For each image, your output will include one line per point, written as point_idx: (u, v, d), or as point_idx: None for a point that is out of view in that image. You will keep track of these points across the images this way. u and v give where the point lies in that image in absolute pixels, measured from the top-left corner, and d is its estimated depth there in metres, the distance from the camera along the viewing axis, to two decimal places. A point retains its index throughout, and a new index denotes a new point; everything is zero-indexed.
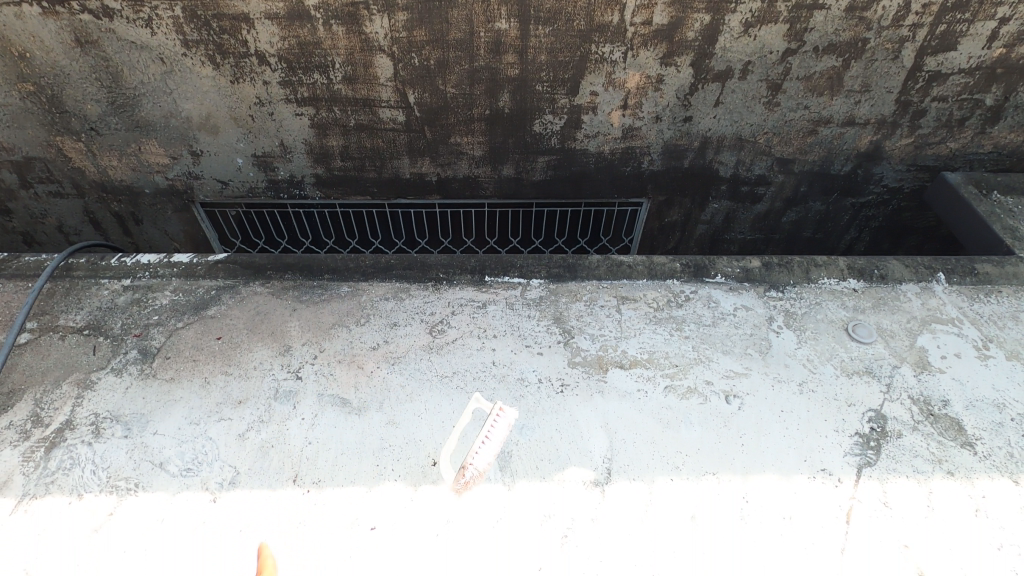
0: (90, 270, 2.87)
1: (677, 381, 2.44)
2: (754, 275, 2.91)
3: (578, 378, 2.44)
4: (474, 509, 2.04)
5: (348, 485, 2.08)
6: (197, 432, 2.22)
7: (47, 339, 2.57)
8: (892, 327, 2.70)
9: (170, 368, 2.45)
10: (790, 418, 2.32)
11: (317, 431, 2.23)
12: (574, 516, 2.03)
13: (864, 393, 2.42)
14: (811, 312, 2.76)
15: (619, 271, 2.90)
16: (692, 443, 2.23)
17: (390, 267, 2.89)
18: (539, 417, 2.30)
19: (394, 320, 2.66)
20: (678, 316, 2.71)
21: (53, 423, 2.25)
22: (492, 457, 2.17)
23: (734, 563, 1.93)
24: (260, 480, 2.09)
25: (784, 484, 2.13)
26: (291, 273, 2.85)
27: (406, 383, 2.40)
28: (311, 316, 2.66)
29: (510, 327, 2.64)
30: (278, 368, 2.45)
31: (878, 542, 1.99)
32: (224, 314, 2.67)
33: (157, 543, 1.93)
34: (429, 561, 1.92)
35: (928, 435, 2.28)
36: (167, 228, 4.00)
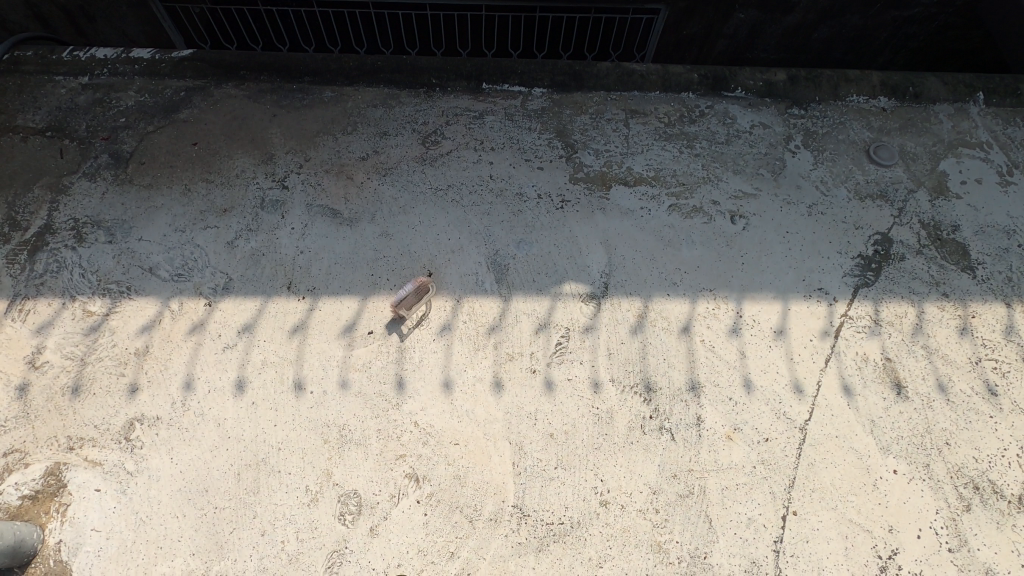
0: (41, 66, 2.57)
1: (682, 200, 2.33)
2: (777, 90, 2.64)
3: (580, 195, 2.32)
4: (470, 315, 2.03)
5: (342, 292, 2.06)
6: (185, 240, 2.15)
7: (9, 140, 2.38)
8: (916, 150, 2.52)
9: (147, 174, 2.31)
10: (795, 239, 2.26)
11: (308, 241, 2.16)
12: (569, 325, 2.03)
13: (873, 216, 2.33)
14: (833, 133, 2.56)
15: (629, 82, 2.62)
16: (691, 260, 2.19)
17: (376, 71, 2.60)
18: (537, 233, 2.23)
19: (384, 129, 2.47)
20: (690, 133, 2.52)
21: (31, 226, 2.16)
22: (488, 269, 2.13)
23: (721, 370, 1.97)
24: (253, 286, 2.06)
25: (780, 301, 2.12)
26: (267, 74, 2.57)
27: (399, 196, 2.29)
28: (293, 124, 2.46)
29: (509, 140, 2.46)
30: (262, 178, 2.31)
31: (864, 353, 2.02)
32: (197, 119, 2.46)
33: (156, 341, 1.94)
34: (429, 360, 1.94)
35: (931, 259, 2.23)
36: (123, 26, 3.45)
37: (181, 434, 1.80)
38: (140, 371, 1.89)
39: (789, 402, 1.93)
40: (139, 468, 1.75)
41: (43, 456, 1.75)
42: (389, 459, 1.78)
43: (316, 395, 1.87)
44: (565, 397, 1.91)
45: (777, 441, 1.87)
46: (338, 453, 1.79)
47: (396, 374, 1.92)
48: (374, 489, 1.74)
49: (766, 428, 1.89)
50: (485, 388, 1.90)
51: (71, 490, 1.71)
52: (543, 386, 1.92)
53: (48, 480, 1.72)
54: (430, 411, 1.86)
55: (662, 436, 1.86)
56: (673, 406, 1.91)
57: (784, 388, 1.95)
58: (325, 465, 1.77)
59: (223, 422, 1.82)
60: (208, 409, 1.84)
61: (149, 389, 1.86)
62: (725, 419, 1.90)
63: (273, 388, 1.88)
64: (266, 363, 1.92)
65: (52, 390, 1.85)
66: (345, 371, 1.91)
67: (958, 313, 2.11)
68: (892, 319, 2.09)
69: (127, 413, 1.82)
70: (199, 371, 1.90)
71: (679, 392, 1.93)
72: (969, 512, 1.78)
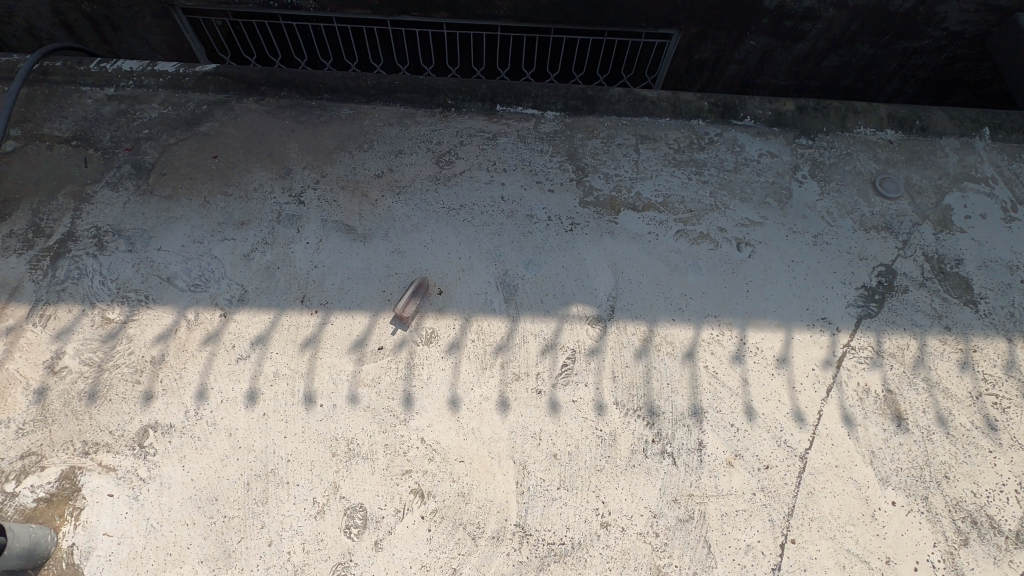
0: (68, 76, 2.65)
1: (689, 227, 2.37)
2: (785, 120, 2.69)
3: (589, 218, 2.37)
4: (478, 334, 2.07)
5: (354, 307, 2.11)
6: (202, 251, 2.21)
7: (36, 147, 2.45)
8: (921, 183, 2.56)
9: (167, 185, 2.37)
10: (799, 268, 2.30)
11: (323, 256, 2.22)
12: (574, 346, 2.07)
13: (878, 247, 2.36)
14: (839, 163, 2.60)
15: (641, 107, 2.68)
16: (697, 286, 2.23)
17: (393, 90, 2.66)
18: (546, 254, 2.27)
19: (400, 147, 2.53)
20: (699, 159, 2.56)
21: (54, 234, 2.21)
22: (497, 289, 2.18)
23: (724, 396, 2.01)
24: (267, 298, 2.11)
25: (783, 329, 2.15)
26: (287, 90, 2.64)
27: (412, 214, 2.34)
28: (311, 139, 2.53)
29: (521, 161, 2.51)
30: (279, 192, 2.37)
31: (865, 384, 2.05)
32: (217, 132, 2.53)
33: (172, 350, 1.99)
34: (437, 378, 1.98)
35: (934, 292, 2.26)
36: (146, 37, 3.53)
37: (194, 442, 1.84)
38: (155, 380, 1.93)
39: (790, 431, 1.96)
40: (152, 474, 1.79)
41: (59, 459, 1.80)
42: (395, 474, 1.82)
43: (326, 408, 1.91)
44: (570, 418, 1.94)
45: (777, 469, 1.90)
46: (345, 466, 1.82)
47: (405, 390, 1.95)
48: (379, 503, 1.78)
49: (766, 455, 1.92)
50: (491, 407, 1.94)
51: (85, 494, 1.75)
52: (548, 407, 1.95)
53: (62, 484, 1.76)
54: (437, 427, 1.90)
55: (664, 460, 1.89)
56: (676, 431, 1.94)
57: (785, 417, 1.98)
58: (333, 477, 1.80)
59: (234, 432, 1.86)
60: (220, 419, 1.88)
61: (163, 397, 1.91)
62: (727, 445, 1.93)
63: (284, 400, 1.92)
64: (278, 374, 1.96)
65: (68, 396, 1.90)
66: (355, 386, 1.95)
67: (959, 347, 2.13)
68: (893, 351, 2.12)
69: (141, 420, 1.87)
70: (213, 381, 1.94)
71: (681, 417, 1.96)
72: (966, 546, 1.80)
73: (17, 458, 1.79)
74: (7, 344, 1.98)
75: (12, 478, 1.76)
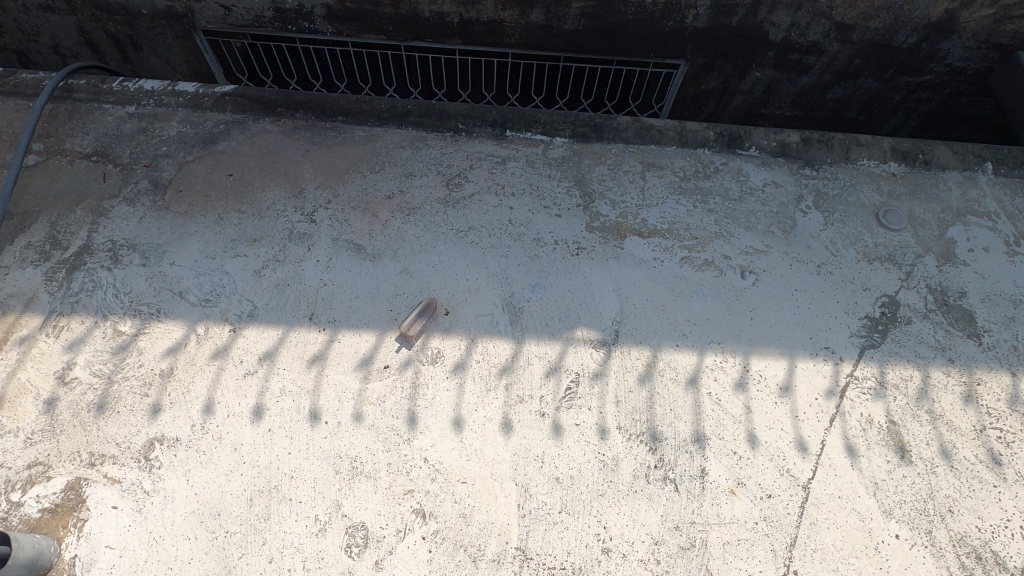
0: (92, 94, 2.74)
1: (694, 254, 2.40)
2: (790, 151, 2.74)
3: (595, 243, 2.40)
4: (483, 356, 2.09)
5: (361, 325, 2.13)
6: (214, 267, 2.25)
7: (56, 161, 2.52)
8: (925, 216, 2.58)
9: (182, 201, 2.42)
10: (803, 297, 2.31)
11: (332, 274, 2.25)
12: (578, 370, 2.09)
13: (881, 278, 2.38)
14: (843, 195, 2.63)
15: (647, 135, 2.74)
16: (701, 313, 2.25)
17: (406, 114, 2.74)
18: (552, 277, 2.30)
19: (411, 169, 2.58)
20: (704, 188, 2.61)
21: (71, 246, 2.26)
22: (503, 310, 2.20)
23: (727, 424, 2.01)
24: (276, 315, 2.14)
25: (787, 357, 2.16)
26: (303, 112, 2.72)
27: (421, 235, 2.38)
28: (324, 160, 2.58)
29: (529, 186, 2.56)
30: (292, 211, 2.41)
31: (869, 415, 2.05)
32: (233, 151, 2.59)
33: (181, 363, 2.02)
34: (442, 398, 2.00)
35: (938, 324, 2.27)
36: (167, 57, 3.63)
37: (199, 456, 1.85)
38: (163, 393, 1.96)
39: (793, 460, 1.96)
40: (156, 487, 1.80)
41: (65, 470, 1.81)
42: (397, 493, 1.83)
43: (331, 425, 1.93)
44: (573, 442, 1.95)
45: (780, 498, 1.89)
46: (348, 484, 1.83)
47: (409, 409, 1.97)
48: (381, 523, 1.78)
49: (768, 484, 1.92)
50: (494, 428, 1.95)
51: (89, 506, 1.76)
52: (551, 429, 1.96)
53: (67, 495, 1.77)
54: (440, 447, 1.91)
55: (666, 486, 1.89)
56: (678, 457, 1.94)
57: (788, 445, 1.99)
58: (335, 495, 1.81)
59: (239, 447, 1.87)
60: (226, 433, 1.90)
61: (171, 410, 1.93)
62: (729, 473, 1.93)
63: (290, 416, 1.94)
64: (284, 391, 1.98)
65: (77, 406, 1.92)
66: (359, 404, 1.97)
67: (963, 380, 2.14)
68: (897, 382, 2.12)
69: (148, 432, 1.89)
70: (220, 396, 1.96)
71: (684, 443, 1.96)
72: None
73: (24, 468, 1.81)
74: (20, 354, 2.01)
75: (18, 487, 1.78)
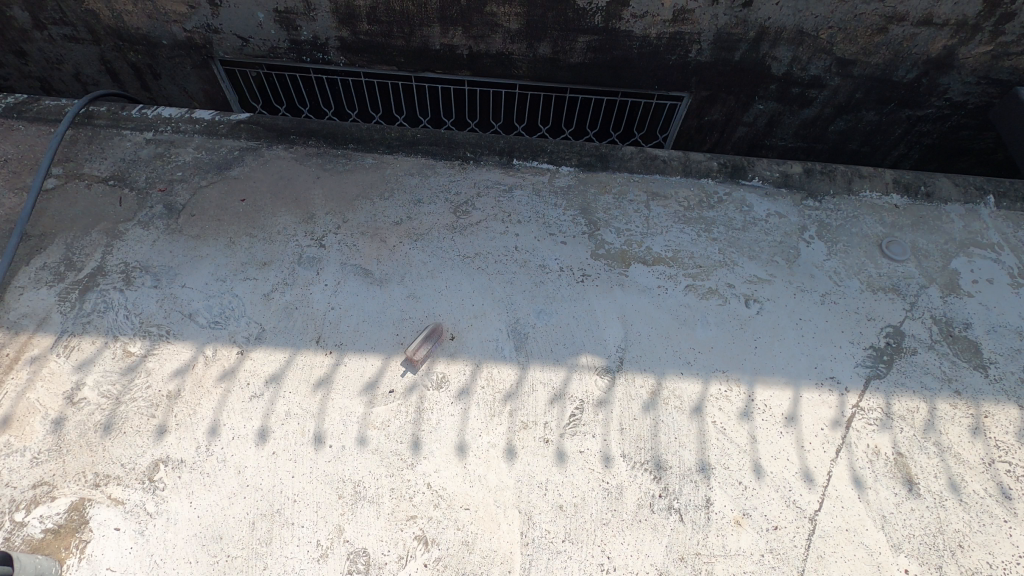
0: (111, 121, 2.83)
1: (698, 281, 2.42)
2: (792, 182, 2.78)
3: (600, 270, 2.42)
4: (488, 381, 2.10)
5: (367, 349, 2.15)
6: (224, 289, 2.28)
7: (74, 185, 2.58)
8: (928, 247, 2.60)
9: (195, 225, 2.47)
10: (807, 326, 2.32)
11: (340, 298, 2.28)
12: (583, 397, 2.09)
13: (885, 308, 2.39)
14: (846, 225, 2.66)
15: (652, 165, 2.79)
16: (706, 341, 2.26)
17: (415, 143, 2.81)
18: (557, 304, 2.32)
19: (419, 196, 2.63)
20: (708, 217, 2.64)
21: (85, 267, 2.31)
22: (509, 336, 2.22)
23: (732, 453, 2.00)
24: (284, 338, 2.16)
25: (792, 387, 2.16)
26: (315, 140, 2.79)
27: (428, 260, 2.42)
28: (335, 186, 2.64)
29: (535, 214, 2.60)
30: (302, 235, 2.46)
31: (875, 446, 2.04)
32: (246, 177, 2.65)
33: (188, 385, 2.03)
34: (446, 423, 2.00)
35: (943, 355, 2.26)
36: (185, 85, 3.74)
37: (203, 478, 1.86)
38: (170, 414, 1.97)
39: (799, 491, 1.94)
40: (159, 509, 1.80)
41: (70, 490, 1.82)
42: (400, 519, 1.82)
43: (335, 449, 1.93)
44: (577, 469, 1.94)
45: (787, 530, 1.87)
46: (351, 509, 1.83)
47: (414, 434, 1.97)
48: (383, 549, 1.77)
49: (775, 515, 1.89)
50: (498, 454, 1.95)
51: (92, 527, 1.76)
52: (555, 456, 1.96)
53: (71, 515, 1.77)
54: (444, 473, 1.90)
55: (671, 515, 1.87)
56: (683, 486, 1.93)
57: (794, 476, 1.97)
58: (338, 520, 1.80)
59: (243, 470, 1.88)
60: (230, 455, 1.90)
61: (176, 431, 1.94)
62: (735, 503, 1.91)
63: (295, 439, 1.94)
64: (290, 414, 1.99)
65: (85, 426, 1.94)
66: (364, 428, 1.97)
67: (970, 412, 2.12)
68: (903, 414, 2.11)
69: (153, 453, 1.89)
70: (225, 418, 1.97)
71: (689, 472, 1.95)
72: None
73: (29, 488, 1.82)
74: (30, 373, 2.04)
75: (22, 507, 1.78)
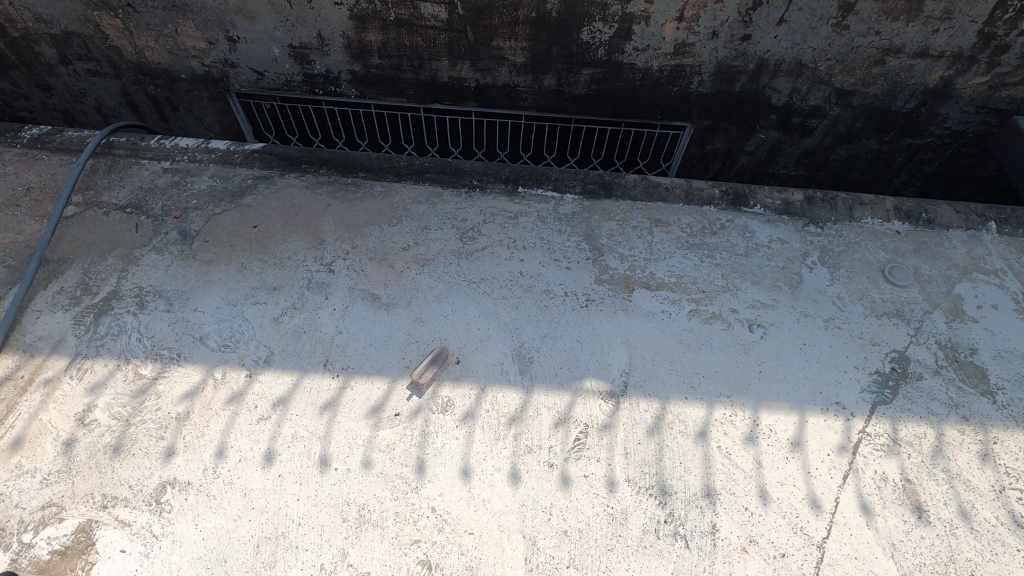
0: (131, 151, 2.94)
1: (702, 306, 2.44)
2: (794, 209, 2.82)
3: (604, 295, 2.46)
4: (493, 405, 2.11)
5: (373, 372, 2.18)
6: (235, 313, 2.33)
7: (93, 213, 2.66)
8: (931, 273, 2.61)
9: (208, 251, 2.53)
10: (812, 351, 2.33)
11: (347, 322, 2.32)
12: (587, 421, 2.09)
13: (890, 334, 2.39)
14: (848, 251, 2.69)
15: (655, 193, 2.85)
16: (710, 365, 2.26)
17: (424, 171, 2.89)
18: (561, 328, 2.35)
19: (427, 223, 2.69)
20: (711, 243, 2.68)
21: (100, 292, 2.37)
22: (513, 360, 2.24)
23: (737, 478, 1.99)
24: (292, 361, 2.20)
25: (797, 412, 2.16)
26: (326, 169, 2.88)
27: (435, 285, 2.46)
28: (344, 213, 2.71)
29: (540, 240, 2.65)
30: (312, 261, 2.51)
31: (883, 472, 2.02)
32: (259, 204, 2.73)
33: (197, 408, 2.06)
34: (450, 447, 2.01)
35: (949, 380, 2.26)
36: (201, 117, 3.86)
37: (209, 500, 1.87)
38: (178, 436, 1.99)
39: (807, 517, 1.92)
40: (165, 531, 1.81)
41: (78, 512, 1.83)
42: (404, 543, 1.81)
43: (340, 472, 1.94)
44: (581, 494, 1.93)
45: (794, 558, 1.85)
46: (355, 533, 1.83)
47: (418, 457, 1.98)
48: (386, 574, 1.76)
49: (782, 543, 1.87)
50: (502, 478, 1.95)
51: (98, 549, 1.77)
52: (559, 481, 1.96)
53: (78, 537, 1.79)
54: (448, 497, 1.90)
55: (677, 542, 1.86)
56: (688, 512, 1.92)
57: (800, 502, 1.95)
58: (342, 544, 1.80)
59: (249, 492, 1.89)
60: (237, 478, 1.91)
61: (184, 453, 1.96)
62: (741, 530, 1.89)
63: (301, 462, 1.95)
64: (296, 437, 2.01)
65: (94, 448, 1.96)
66: (369, 451, 1.99)
67: (978, 438, 2.11)
68: (910, 440, 2.10)
69: (161, 475, 1.91)
70: (233, 440, 1.99)
71: (694, 498, 1.94)
72: None
73: (38, 509, 1.84)
74: (44, 396, 2.07)
75: (30, 528, 1.80)
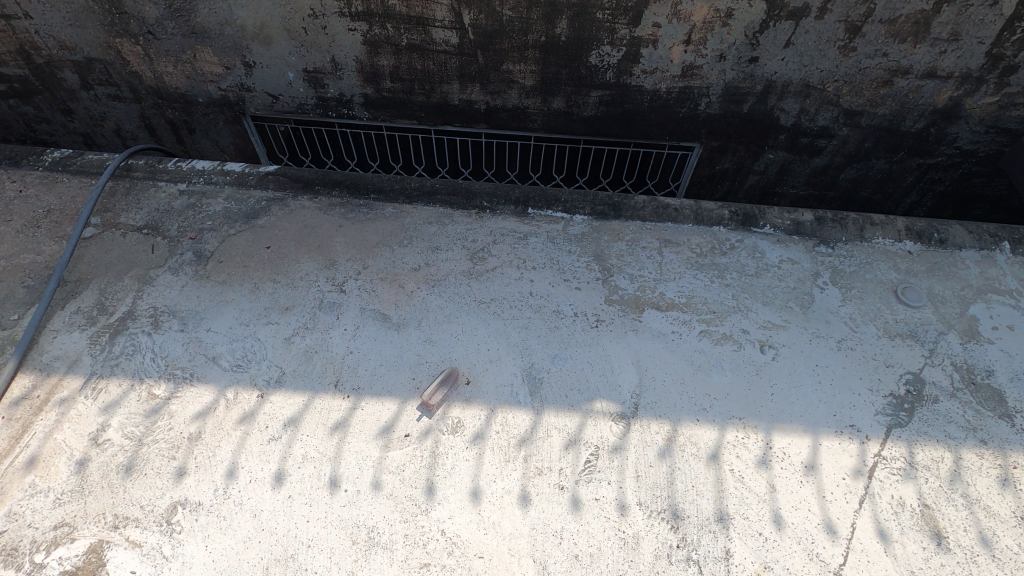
0: (148, 173, 3.00)
1: (712, 327, 2.43)
2: (804, 229, 2.82)
3: (614, 316, 2.46)
4: (502, 427, 2.11)
5: (384, 393, 2.18)
6: (247, 333, 2.35)
7: (111, 234, 2.71)
8: (944, 293, 2.59)
9: (222, 271, 2.57)
10: (824, 373, 2.30)
11: (358, 342, 2.33)
12: (598, 443, 2.08)
13: (904, 355, 2.37)
14: (860, 271, 2.67)
15: (664, 214, 2.86)
16: (721, 387, 2.25)
17: (435, 193, 2.93)
18: (571, 349, 2.34)
19: (437, 244, 2.72)
20: (721, 263, 2.68)
21: (116, 312, 2.41)
22: (523, 381, 2.24)
23: (751, 502, 1.96)
24: (303, 381, 2.21)
25: (810, 435, 2.13)
26: (338, 190, 2.92)
27: (445, 305, 2.47)
28: (356, 234, 2.74)
29: (550, 260, 2.66)
30: (323, 281, 2.54)
31: (900, 497, 1.98)
32: (273, 225, 2.77)
33: (209, 428, 2.07)
34: (460, 468, 2.00)
35: (966, 404, 2.22)
36: (217, 140, 3.94)
37: (219, 521, 1.87)
38: (189, 457, 2.00)
39: (822, 543, 1.89)
40: (175, 552, 1.81)
41: (89, 532, 1.84)
42: (413, 567, 1.80)
43: (350, 493, 1.94)
44: (591, 517, 1.91)
45: None
46: (364, 555, 1.81)
47: (428, 478, 1.98)
48: None
49: (797, 569, 1.84)
50: (512, 500, 1.94)
51: (109, 570, 1.77)
52: (571, 503, 1.94)
53: (89, 558, 1.79)
54: (458, 520, 1.89)
55: (689, 567, 1.83)
56: (702, 537, 1.89)
57: (816, 528, 1.92)
58: (351, 566, 1.79)
59: (258, 513, 1.89)
60: (247, 498, 1.92)
61: (196, 473, 1.97)
62: (755, 555, 1.86)
63: (311, 482, 1.96)
64: (307, 458, 2.01)
65: (107, 468, 1.98)
66: (379, 472, 1.98)
67: (997, 463, 2.07)
68: (927, 464, 2.06)
69: (172, 495, 1.92)
70: (243, 461, 2.00)
71: (706, 522, 1.92)
72: None
73: (51, 528, 1.84)
74: (58, 415, 2.10)
75: (43, 547, 1.80)
